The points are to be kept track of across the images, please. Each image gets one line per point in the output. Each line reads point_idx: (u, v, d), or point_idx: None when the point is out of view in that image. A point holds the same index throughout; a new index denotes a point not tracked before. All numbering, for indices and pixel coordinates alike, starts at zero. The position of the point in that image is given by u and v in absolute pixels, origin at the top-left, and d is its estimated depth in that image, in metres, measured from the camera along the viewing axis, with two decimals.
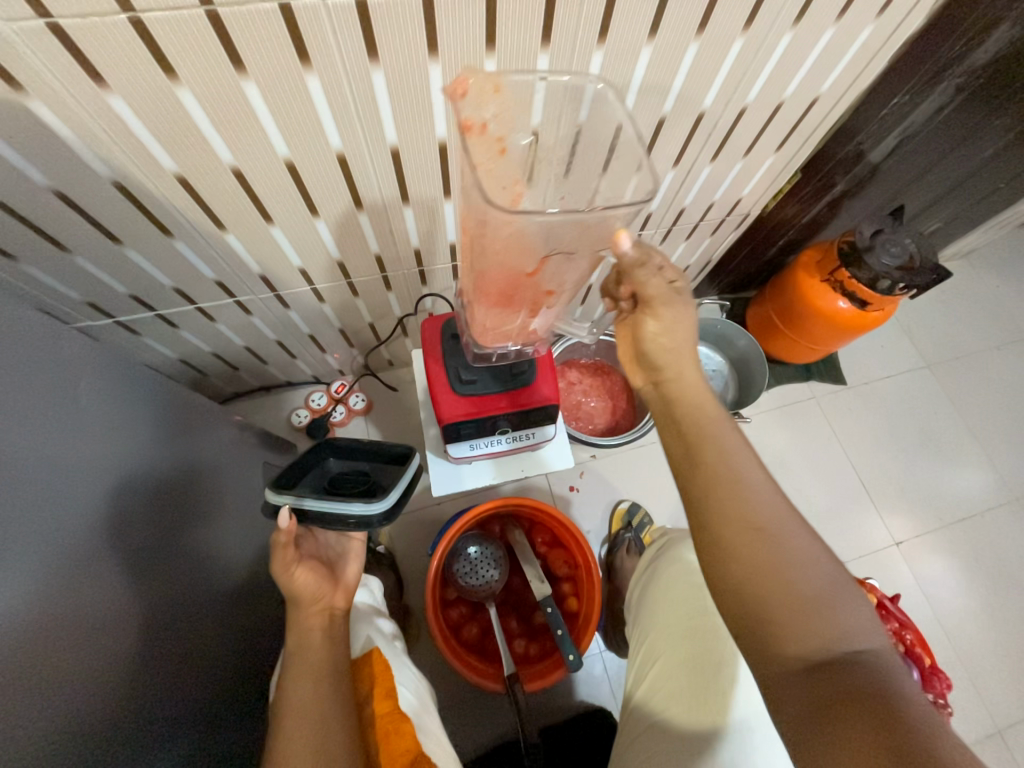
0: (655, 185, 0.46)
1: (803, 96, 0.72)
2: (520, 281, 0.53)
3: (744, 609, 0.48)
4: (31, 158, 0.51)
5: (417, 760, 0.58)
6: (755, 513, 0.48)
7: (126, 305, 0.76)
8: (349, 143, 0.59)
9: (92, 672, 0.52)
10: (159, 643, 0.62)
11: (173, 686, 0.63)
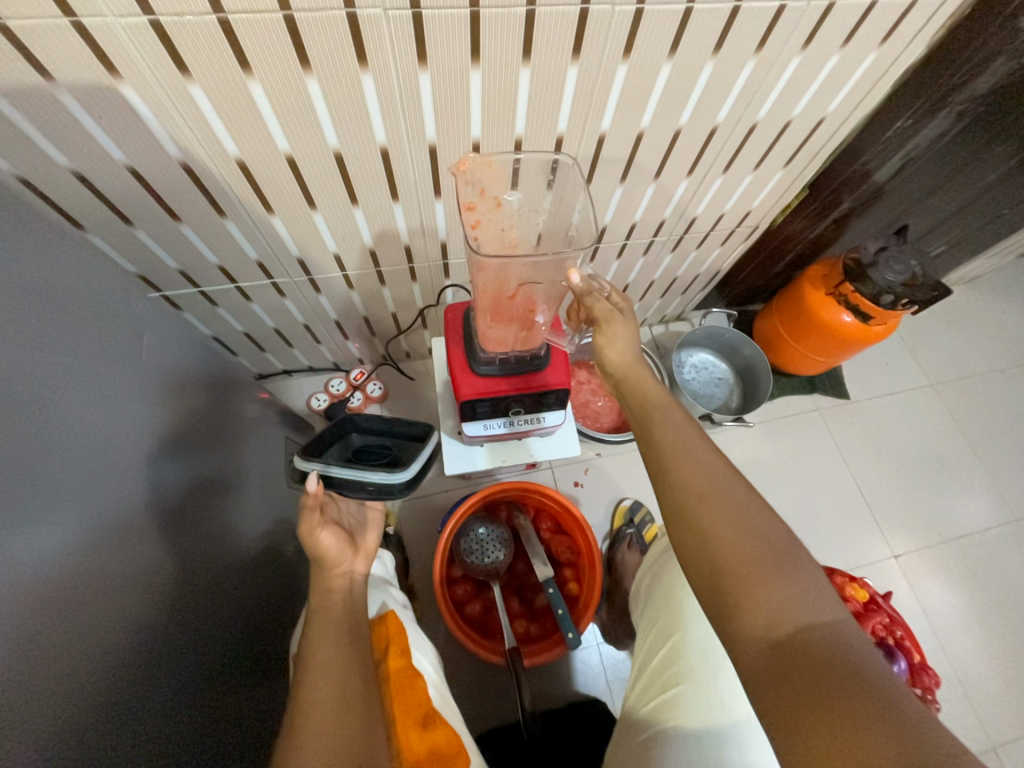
0: (594, 229, 0.58)
1: (811, 116, 0.77)
2: (507, 302, 0.63)
3: (708, 583, 0.53)
4: (115, 137, 0.57)
5: (429, 714, 0.60)
6: (706, 485, 0.55)
7: (174, 279, 0.82)
8: (392, 138, 0.65)
9: (134, 604, 0.57)
10: (188, 591, 0.66)
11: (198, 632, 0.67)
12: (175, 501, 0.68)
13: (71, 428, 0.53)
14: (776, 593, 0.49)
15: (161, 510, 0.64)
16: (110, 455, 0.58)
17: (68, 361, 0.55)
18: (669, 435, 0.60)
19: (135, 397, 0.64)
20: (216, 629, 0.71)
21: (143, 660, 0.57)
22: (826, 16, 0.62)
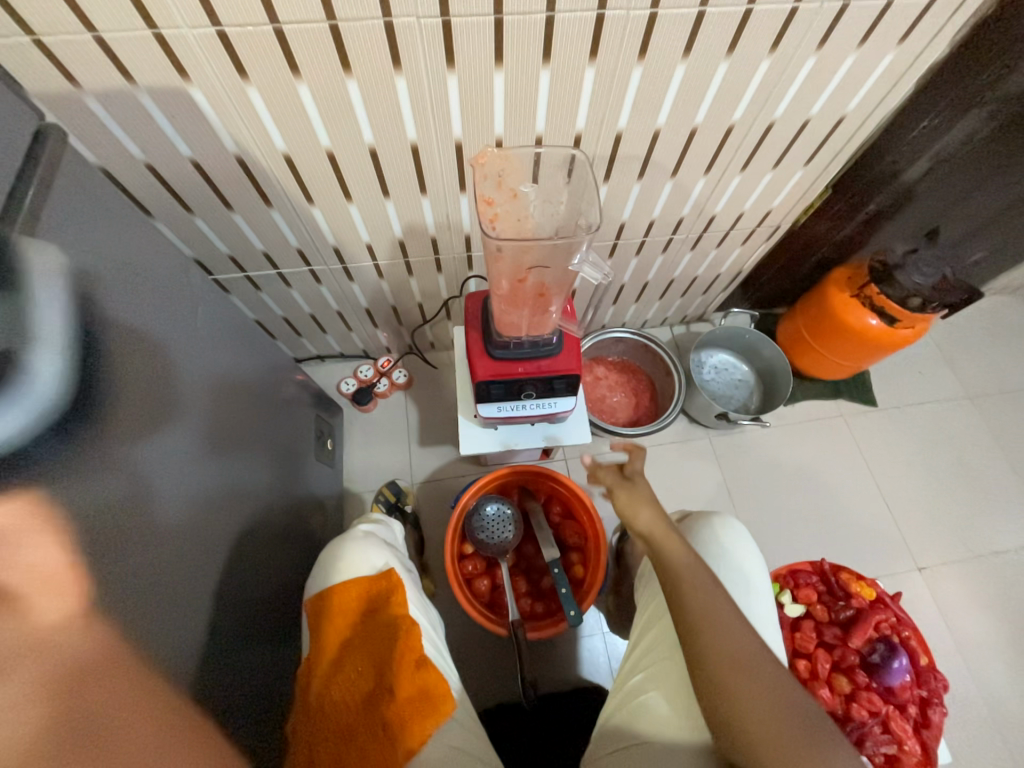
0: (600, 221, 0.61)
1: (831, 114, 0.78)
2: (515, 284, 0.68)
3: (747, 747, 0.54)
4: (183, 133, 0.65)
5: (423, 659, 0.62)
6: (734, 661, 0.56)
7: (224, 264, 0.91)
8: (422, 135, 0.70)
9: None
10: (230, 542, 0.73)
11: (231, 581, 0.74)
12: (225, 461, 0.74)
13: (156, 381, 0.61)
14: (806, 758, 0.52)
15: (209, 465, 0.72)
16: (184, 411, 0.66)
17: (153, 325, 0.63)
18: (697, 595, 0.60)
19: (200, 365, 0.72)
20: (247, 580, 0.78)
21: (199, 597, 0.63)
22: (840, 16, 0.64)
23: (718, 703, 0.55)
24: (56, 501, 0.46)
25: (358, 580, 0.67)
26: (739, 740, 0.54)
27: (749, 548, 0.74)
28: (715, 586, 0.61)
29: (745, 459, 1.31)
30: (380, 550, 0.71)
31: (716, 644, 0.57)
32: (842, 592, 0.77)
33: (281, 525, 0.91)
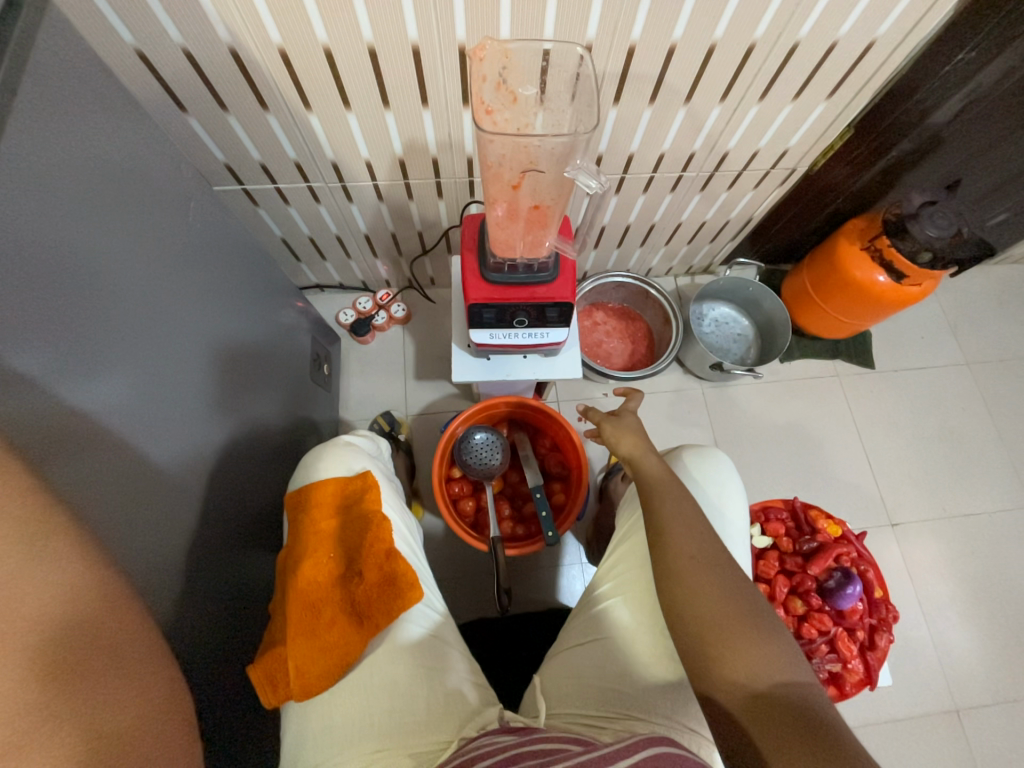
0: (598, 123, 0.59)
1: (860, 38, 0.74)
2: (509, 193, 0.67)
3: (698, 639, 0.57)
4: (173, 16, 0.63)
5: (391, 554, 0.66)
6: (693, 560, 0.60)
7: (221, 174, 0.89)
8: (424, 35, 0.67)
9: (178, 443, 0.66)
10: (223, 443, 0.76)
11: (227, 482, 0.77)
12: (215, 364, 0.76)
13: (143, 276, 0.62)
14: (752, 652, 0.54)
15: (205, 369, 0.74)
16: (174, 312, 0.67)
17: (140, 224, 0.63)
18: (665, 507, 0.65)
19: (192, 270, 0.73)
20: (243, 483, 0.82)
21: (183, 484, 0.67)
22: None
23: (676, 596, 0.59)
24: (47, 376, 0.48)
25: (335, 479, 0.71)
26: (691, 630, 0.57)
27: (730, 482, 0.75)
28: (685, 504, 0.65)
29: (735, 412, 1.33)
30: (357, 456, 0.74)
31: (679, 549, 0.61)
32: (808, 527, 0.80)
33: (276, 438, 0.94)
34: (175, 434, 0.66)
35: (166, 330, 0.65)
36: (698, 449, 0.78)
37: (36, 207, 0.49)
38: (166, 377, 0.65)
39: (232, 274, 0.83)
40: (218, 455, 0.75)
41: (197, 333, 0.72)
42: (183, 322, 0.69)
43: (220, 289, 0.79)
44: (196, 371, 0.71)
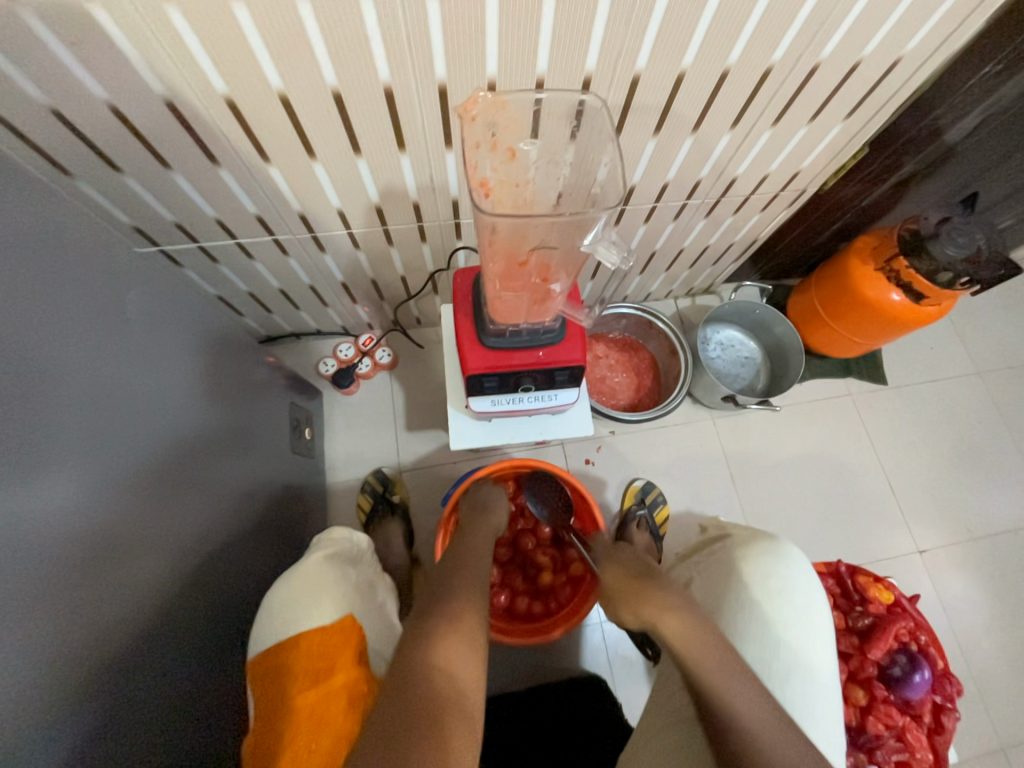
0: (619, 198, 0.51)
1: (884, 56, 0.66)
2: (513, 269, 0.58)
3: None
4: (88, 67, 0.51)
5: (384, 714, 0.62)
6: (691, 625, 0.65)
7: (171, 233, 0.78)
8: (397, 76, 0.57)
9: (139, 579, 0.56)
10: (192, 557, 0.65)
11: (205, 598, 0.67)
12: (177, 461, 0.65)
13: (75, 383, 0.51)
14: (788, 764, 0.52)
15: (166, 473, 0.62)
16: (119, 417, 0.56)
17: (69, 320, 0.52)
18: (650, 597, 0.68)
19: (143, 356, 0.61)
20: (223, 591, 0.71)
21: (148, 625, 0.56)
22: None
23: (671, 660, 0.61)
24: None
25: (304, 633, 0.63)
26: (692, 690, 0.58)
27: (813, 591, 0.69)
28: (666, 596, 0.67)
29: (749, 442, 1.25)
30: (323, 592, 0.67)
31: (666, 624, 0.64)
32: (859, 594, 0.75)
33: (257, 526, 0.83)
34: (134, 564, 0.55)
35: (113, 443, 0.55)
36: (767, 545, 0.72)
37: None
38: (108, 506, 0.53)
39: (190, 351, 0.72)
40: (188, 572, 0.64)
41: (152, 435, 0.61)
42: (135, 428, 0.58)
43: (178, 371, 0.68)
44: (152, 483, 0.60)
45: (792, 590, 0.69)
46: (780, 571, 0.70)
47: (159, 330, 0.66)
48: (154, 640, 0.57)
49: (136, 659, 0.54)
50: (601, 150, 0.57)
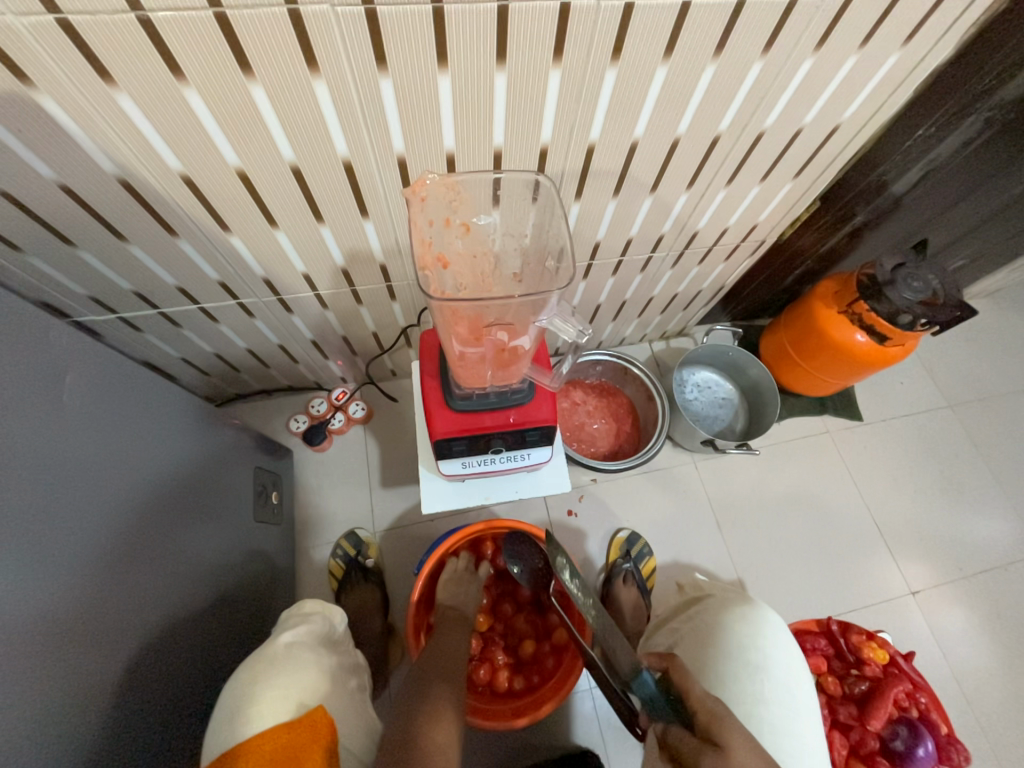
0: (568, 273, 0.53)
1: (825, 123, 0.70)
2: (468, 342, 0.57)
3: None
4: (36, 149, 0.51)
5: None
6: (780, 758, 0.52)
7: (130, 301, 0.76)
8: (355, 150, 0.58)
9: (71, 690, 0.49)
10: (140, 654, 0.59)
11: (153, 697, 0.60)
12: (135, 542, 0.60)
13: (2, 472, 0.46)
14: None
15: (114, 560, 0.57)
16: (63, 505, 0.52)
17: (4, 405, 0.48)
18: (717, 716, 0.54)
19: (89, 434, 0.57)
20: (174, 687, 0.64)
21: (77, 746, 0.49)
22: (842, 12, 0.54)
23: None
24: None
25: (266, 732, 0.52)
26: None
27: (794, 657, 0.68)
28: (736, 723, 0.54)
29: (732, 485, 1.24)
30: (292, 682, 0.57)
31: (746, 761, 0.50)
32: (854, 656, 0.73)
33: (219, 606, 0.77)
34: (67, 674, 0.49)
35: (48, 534, 0.50)
36: (745, 610, 0.71)
37: None
38: (36, 610, 0.47)
39: (146, 422, 0.68)
40: (137, 667, 0.58)
41: (99, 519, 0.56)
42: (77, 514, 0.53)
43: (131, 445, 0.64)
44: (96, 575, 0.54)
45: (772, 663, 0.66)
46: (762, 643, 0.68)
47: (112, 403, 0.62)
48: (86, 760, 0.50)
49: None
50: (554, 217, 0.60)
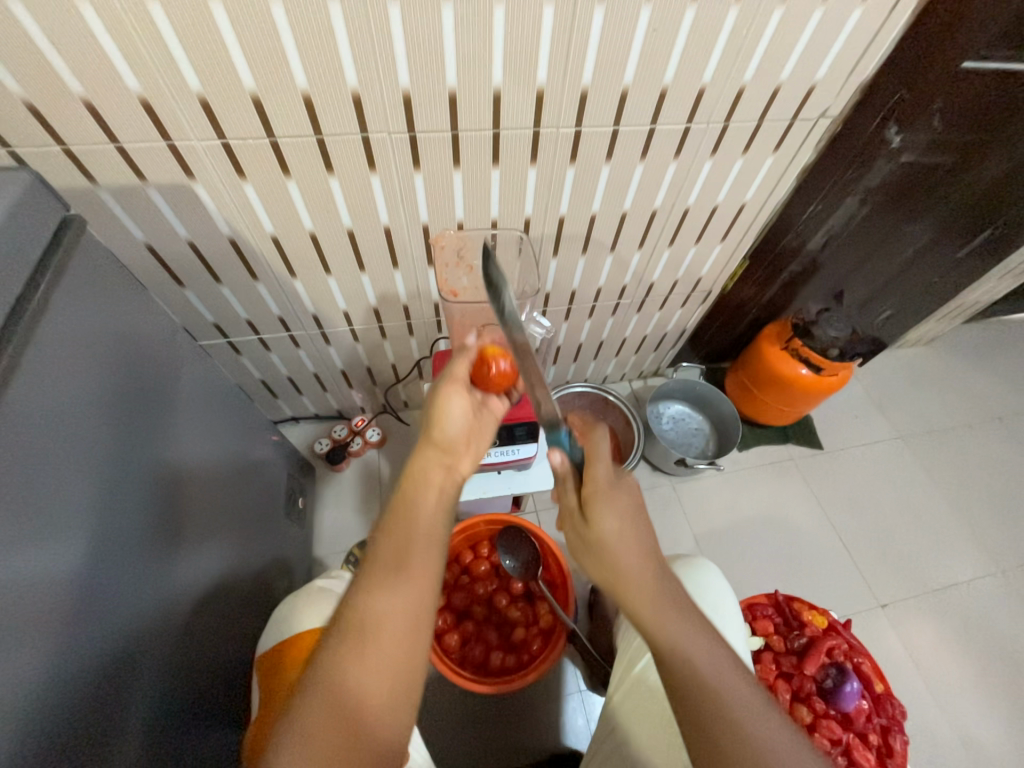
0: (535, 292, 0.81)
1: (733, 201, 0.96)
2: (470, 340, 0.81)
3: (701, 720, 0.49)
4: (180, 218, 0.75)
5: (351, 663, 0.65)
6: (711, 638, 0.53)
7: (208, 331, 0.98)
8: (393, 218, 0.82)
9: (146, 605, 0.64)
10: (188, 597, 0.73)
11: (192, 637, 0.73)
12: (173, 573, 0.70)
13: (130, 431, 0.64)
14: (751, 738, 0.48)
15: (180, 516, 0.73)
16: (147, 493, 0.66)
17: (137, 386, 0.67)
18: (652, 594, 0.54)
19: (178, 417, 0.76)
20: (207, 636, 0.77)
21: (145, 653, 0.63)
22: (724, 133, 0.81)
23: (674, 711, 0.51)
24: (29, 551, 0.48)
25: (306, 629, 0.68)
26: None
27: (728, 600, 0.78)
28: (673, 591, 0.55)
29: (708, 505, 1.37)
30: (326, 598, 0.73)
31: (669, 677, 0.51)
32: (798, 621, 0.83)
33: (244, 584, 0.90)
34: (145, 592, 0.64)
35: (147, 483, 0.67)
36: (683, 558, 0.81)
37: (43, 389, 0.52)
38: (134, 536, 0.63)
39: (213, 419, 0.87)
40: (173, 653, 0.69)
41: (174, 482, 0.72)
42: (163, 474, 0.70)
43: (201, 432, 0.82)
44: (168, 524, 0.70)
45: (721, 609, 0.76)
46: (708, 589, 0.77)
47: (195, 399, 0.82)
48: (149, 665, 0.63)
49: (133, 678, 0.60)
50: None
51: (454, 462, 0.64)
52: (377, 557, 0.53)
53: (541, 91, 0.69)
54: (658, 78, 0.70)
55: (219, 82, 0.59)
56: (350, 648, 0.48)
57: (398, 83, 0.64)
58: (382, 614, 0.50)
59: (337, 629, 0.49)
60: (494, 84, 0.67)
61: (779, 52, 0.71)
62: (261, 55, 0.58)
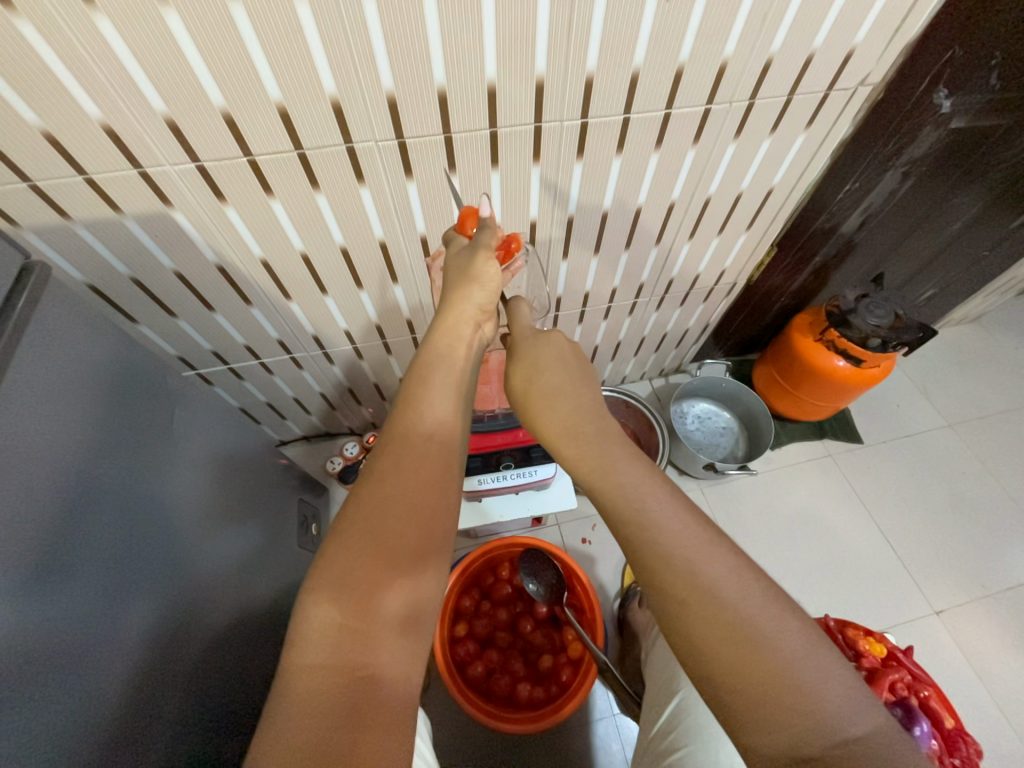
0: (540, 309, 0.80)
1: (760, 186, 0.87)
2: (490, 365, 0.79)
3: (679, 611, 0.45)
4: (163, 246, 0.70)
5: None
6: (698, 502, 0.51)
7: (208, 359, 0.94)
8: (388, 232, 0.76)
9: (170, 654, 0.61)
10: (214, 641, 0.70)
11: (222, 681, 0.71)
12: (199, 607, 0.68)
13: (137, 473, 0.61)
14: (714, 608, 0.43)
15: (200, 555, 0.70)
16: (163, 537, 0.63)
17: (139, 425, 0.63)
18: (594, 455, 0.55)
19: (187, 454, 0.73)
20: (237, 681, 0.74)
21: (172, 704, 0.60)
22: (749, 112, 0.72)
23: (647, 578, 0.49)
24: (36, 616, 0.45)
25: None
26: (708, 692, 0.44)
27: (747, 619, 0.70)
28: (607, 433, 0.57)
29: (740, 509, 1.29)
30: None
31: (644, 564, 0.47)
32: (851, 648, 0.77)
33: (267, 621, 0.86)
34: (169, 642, 0.61)
35: (166, 526, 0.64)
36: None
37: (33, 443, 0.48)
38: (152, 583, 0.60)
39: (223, 451, 0.83)
40: (193, 693, 0.64)
41: (192, 521, 0.70)
42: (180, 514, 0.67)
43: (212, 466, 0.79)
44: (189, 565, 0.67)
45: None
46: None
47: (203, 432, 0.78)
48: (176, 717, 0.60)
49: (160, 735, 0.57)
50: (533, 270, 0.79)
51: (467, 363, 0.64)
52: (393, 452, 0.53)
53: (541, 81, 0.61)
54: (673, 56, 0.62)
55: (188, 102, 0.54)
56: (365, 537, 0.46)
57: (381, 86, 0.57)
58: (401, 498, 0.49)
59: (347, 519, 0.48)
60: (488, 79, 0.59)
61: (814, 15, 0.62)
62: (227, 67, 0.52)
